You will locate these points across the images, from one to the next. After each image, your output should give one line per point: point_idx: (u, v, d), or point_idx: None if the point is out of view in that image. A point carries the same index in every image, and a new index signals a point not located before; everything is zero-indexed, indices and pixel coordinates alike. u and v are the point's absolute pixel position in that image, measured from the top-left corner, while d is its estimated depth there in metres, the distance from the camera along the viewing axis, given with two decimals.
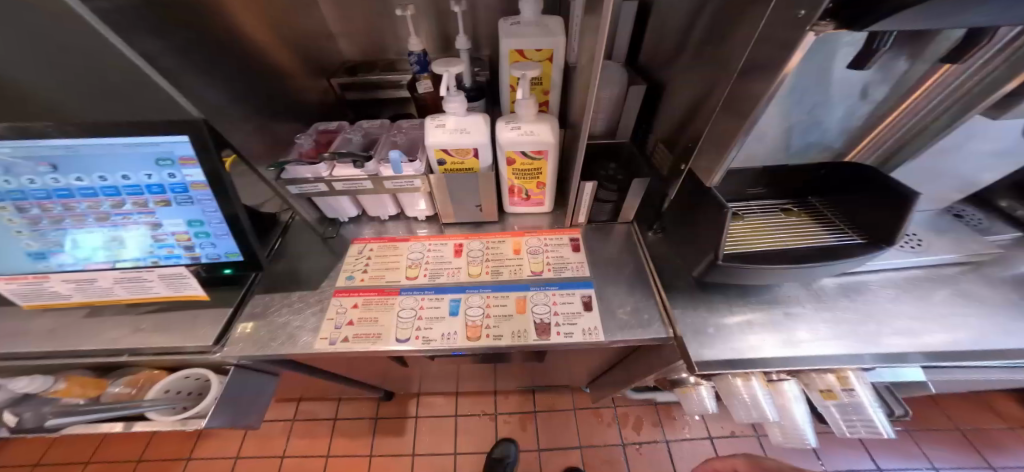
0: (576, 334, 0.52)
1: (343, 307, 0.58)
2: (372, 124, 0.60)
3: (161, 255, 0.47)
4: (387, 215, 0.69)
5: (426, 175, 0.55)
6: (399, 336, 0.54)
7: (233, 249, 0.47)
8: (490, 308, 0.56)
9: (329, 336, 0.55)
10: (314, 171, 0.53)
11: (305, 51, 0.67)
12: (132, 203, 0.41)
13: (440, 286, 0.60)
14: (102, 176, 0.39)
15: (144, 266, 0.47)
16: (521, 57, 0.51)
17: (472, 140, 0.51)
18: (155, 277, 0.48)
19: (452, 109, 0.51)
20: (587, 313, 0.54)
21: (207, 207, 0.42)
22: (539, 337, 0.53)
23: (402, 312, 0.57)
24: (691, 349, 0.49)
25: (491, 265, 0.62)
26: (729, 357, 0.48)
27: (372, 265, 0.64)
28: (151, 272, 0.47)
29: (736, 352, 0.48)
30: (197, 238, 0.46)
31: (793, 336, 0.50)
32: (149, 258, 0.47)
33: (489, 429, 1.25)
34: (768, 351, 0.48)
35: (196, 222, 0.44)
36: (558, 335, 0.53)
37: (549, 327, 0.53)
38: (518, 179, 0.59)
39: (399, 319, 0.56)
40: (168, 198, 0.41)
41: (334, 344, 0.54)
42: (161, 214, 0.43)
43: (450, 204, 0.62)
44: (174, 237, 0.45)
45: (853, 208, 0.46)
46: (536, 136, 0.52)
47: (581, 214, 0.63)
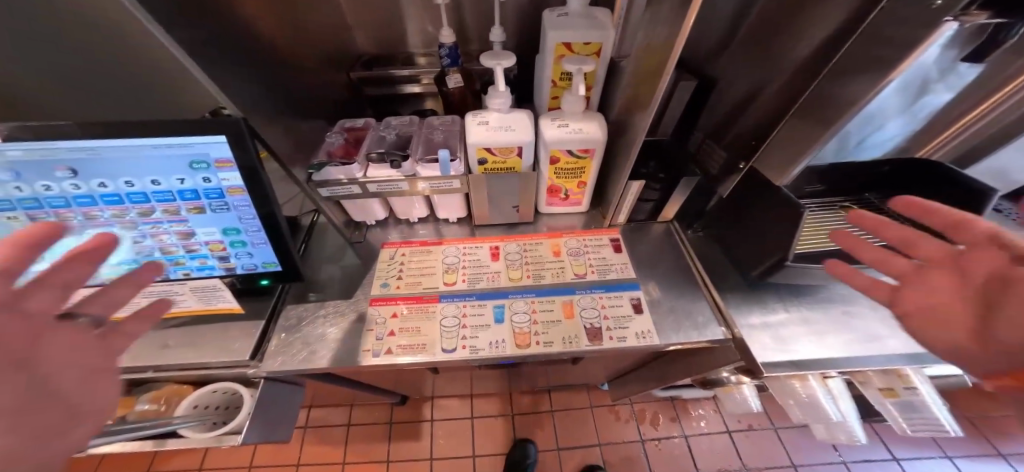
0: (629, 338, 0.50)
1: (382, 317, 0.55)
2: (401, 123, 0.57)
3: (193, 267, 0.43)
4: (416, 218, 0.66)
5: (466, 176, 0.52)
6: (444, 345, 0.51)
7: (270, 258, 0.44)
8: (537, 314, 0.53)
9: (371, 347, 0.52)
10: (348, 171, 0.49)
11: (324, 43, 0.62)
12: (162, 211, 0.36)
13: (482, 292, 0.57)
14: (128, 181, 0.34)
15: (174, 279, 0.44)
16: (568, 51, 0.49)
17: (519, 138, 0.49)
18: (187, 290, 0.45)
19: (496, 106, 0.49)
20: (639, 317, 0.52)
21: (244, 214, 0.38)
22: (591, 342, 0.50)
23: (445, 320, 0.54)
24: (754, 352, 0.47)
25: (532, 269, 0.58)
26: (793, 359, 0.47)
27: (405, 272, 0.60)
28: (183, 286, 0.44)
29: (799, 353, 0.47)
30: (232, 248, 0.42)
31: (855, 335, 0.49)
32: (178, 271, 0.43)
33: (507, 429, 1.24)
34: (830, 351, 0.47)
35: (232, 230, 0.40)
36: (611, 340, 0.50)
37: (601, 331, 0.51)
38: (560, 178, 0.57)
39: (443, 328, 0.53)
40: (202, 204, 0.36)
41: (377, 357, 0.51)
42: (194, 223, 0.38)
43: (488, 205, 0.59)
44: (207, 247, 0.41)
45: (917, 206, 0.46)
46: (584, 134, 0.49)
47: (622, 214, 0.61)
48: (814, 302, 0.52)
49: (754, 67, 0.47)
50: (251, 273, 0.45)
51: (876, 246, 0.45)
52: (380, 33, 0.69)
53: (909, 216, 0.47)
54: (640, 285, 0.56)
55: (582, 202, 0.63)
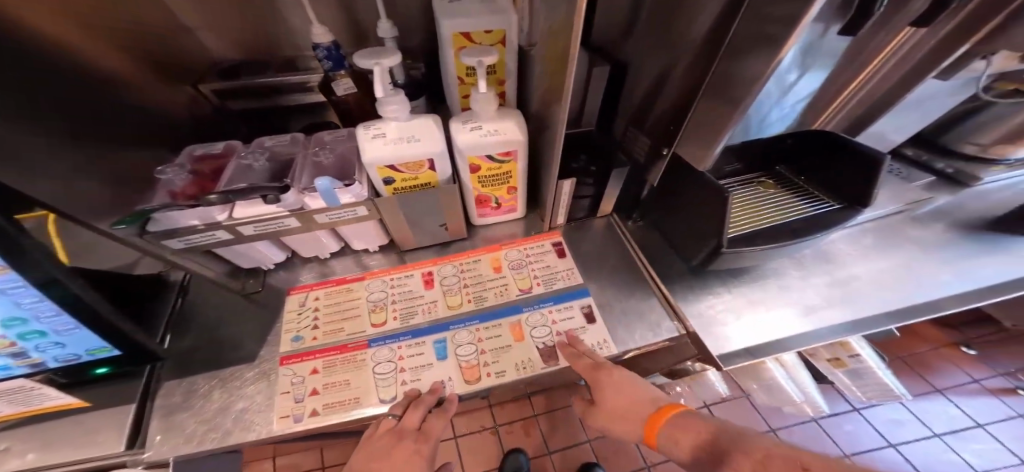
0: (585, 352, 0.47)
1: (299, 376, 0.46)
2: (279, 142, 0.46)
3: None
4: (328, 252, 0.56)
5: (372, 201, 0.44)
6: (382, 396, 0.44)
7: (95, 344, 0.35)
8: (483, 343, 0.48)
9: (290, 413, 0.43)
10: (204, 215, 0.39)
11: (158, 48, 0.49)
12: None
13: (417, 328, 0.50)
14: None
15: None
16: (468, 41, 0.42)
17: (424, 149, 0.41)
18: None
19: (391, 113, 0.40)
20: (592, 327, 0.48)
21: (23, 298, 0.27)
22: (546, 364, 0.46)
23: (378, 368, 0.46)
24: (708, 345, 0.46)
25: (472, 291, 0.53)
26: (744, 347, 0.46)
27: (321, 319, 0.51)
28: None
29: (750, 338, 0.47)
30: (27, 340, 0.31)
31: (795, 308, 0.49)
32: None
33: (493, 444, 1.17)
34: (777, 330, 0.48)
35: (17, 321, 0.29)
36: (566, 358, 0.46)
37: (555, 350, 0.47)
38: (486, 186, 0.51)
39: (377, 377, 0.46)
40: None
41: (299, 423, 0.42)
42: None
43: (409, 227, 0.51)
44: None
45: (824, 172, 0.48)
46: (501, 135, 0.43)
47: (560, 214, 0.57)
48: (752, 279, 0.52)
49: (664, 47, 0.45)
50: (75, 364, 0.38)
51: (798, 219, 0.45)
52: (247, 36, 0.56)
53: (819, 182, 0.50)
54: (591, 289, 0.52)
55: (517, 208, 0.57)
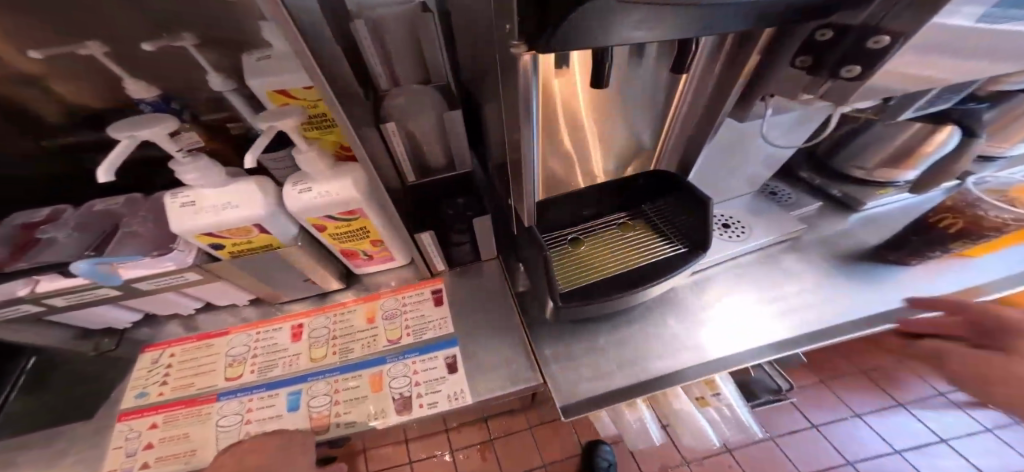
0: (441, 403, 0.45)
1: (134, 432, 0.43)
2: (111, 205, 0.45)
3: None
4: (196, 307, 0.52)
5: (202, 266, 0.42)
6: (218, 451, 0.42)
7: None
8: (339, 394, 0.46)
9: (119, 468, 0.41)
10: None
11: None
12: None
13: (272, 380, 0.47)
14: None
15: None
16: (287, 97, 0.41)
17: (244, 214, 0.39)
18: None
19: (195, 181, 0.38)
20: (452, 377, 0.47)
21: None
22: (399, 415, 0.44)
23: (222, 420, 0.44)
24: (557, 394, 0.44)
25: (340, 343, 0.51)
26: (600, 395, 0.44)
27: (172, 374, 0.48)
28: None
29: (607, 384, 0.45)
30: None
31: (659, 349, 0.48)
32: None
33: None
34: (641, 375, 0.45)
35: None
36: (422, 408, 0.44)
37: (411, 400, 0.45)
38: (345, 242, 0.49)
39: (218, 430, 0.43)
40: None
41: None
42: None
43: (267, 285, 0.49)
44: None
45: (675, 213, 0.48)
46: (333, 196, 0.42)
47: (436, 261, 0.56)
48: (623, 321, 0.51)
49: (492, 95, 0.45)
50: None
51: (641, 267, 0.45)
52: None
53: (673, 225, 0.49)
54: (461, 341, 0.50)
55: (393, 256, 0.55)
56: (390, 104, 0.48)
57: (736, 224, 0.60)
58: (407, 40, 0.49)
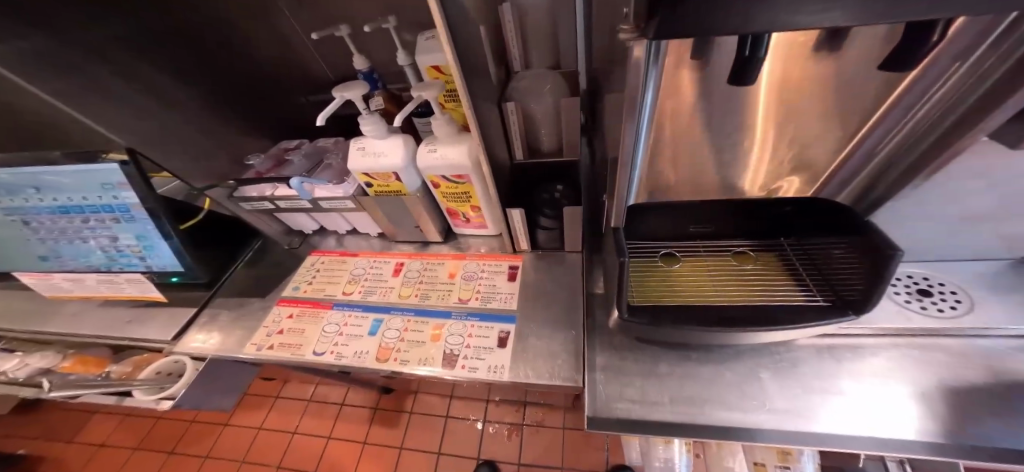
0: (480, 371, 0.48)
1: (279, 316, 0.58)
2: (326, 143, 0.63)
3: (121, 262, 0.50)
4: (345, 229, 0.69)
5: (356, 197, 0.56)
6: (316, 349, 0.53)
7: (173, 263, 0.51)
8: (407, 332, 0.54)
9: (258, 343, 0.55)
10: (259, 189, 0.56)
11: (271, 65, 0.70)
12: (93, 219, 0.46)
13: (370, 304, 0.58)
14: (70, 196, 0.44)
15: (112, 271, 0.51)
16: (438, 72, 0.49)
17: (392, 163, 0.50)
18: (124, 281, 0.51)
19: (371, 131, 0.51)
20: (498, 350, 0.50)
21: (147, 224, 0.46)
22: (443, 367, 0.50)
23: (328, 326, 0.56)
24: (587, 399, 0.42)
25: (422, 288, 0.59)
26: (636, 419, 0.40)
27: (315, 278, 0.63)
28: (119, 276, 0.51)
29: (648, 412, 0.40)
30: (147, 251, 0.49)
31: (732, 405, 0.39)
32: (113, 264, 0.50)
33: (475, 436, 1.26)
34: (696, 420, 0.39)
35: (144, 237, 0.47)
36: (462, 369, 0.49)
37: (456, 359, 0.50)
38: (452, 201, 0.57)
39: (323, 333, 0.55)
40: (118, 215, 0.45)
41: (259, 352, 0.54)
42: (117, 229, 0.47)
43: (391, 224, 0.61)
44: (129, 249, 0.49)
45: (830, 256, 0.36)
46: (451, 160, 0.49)
47: (521, 240, 0.59)
48: (698, 365, 0.43)
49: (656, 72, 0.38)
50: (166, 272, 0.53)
51: (753, 308, 0.36)
52: None
53: (822, 270, 0.37)
54: (522, 320, 0.53)
55: (486, 224, 0.61)
56: (515, 86, 0.52)
57: (945, 296, 0.42)
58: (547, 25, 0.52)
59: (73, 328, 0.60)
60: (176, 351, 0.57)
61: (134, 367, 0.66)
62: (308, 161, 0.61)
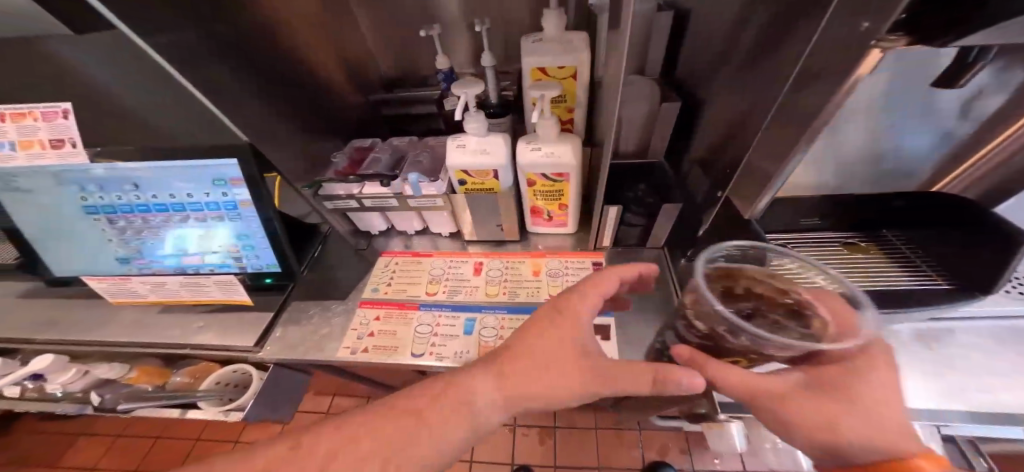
0: None
1: (366, 318, 0.57)
2: (401, 142, 0.63)
3: (214, 263, 0.48)
4: (414, 230, 0.68)
5: (448, 195, 0.56)
6: (414, 350, 0.53)
7: (271, 261, 0.48)
8: (504, 330, 0.54)
9: (351, 345, 0.54)
10: (346, 188, 0.55)
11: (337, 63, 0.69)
12: (194, 218, 0.44)
13: (458, 303, 0.58)
14: (171, 193, 0.42)
15: (201, 273, 0.48)
16: (543, 74, 0.50)
17: (495, 161, 0.50)
18: (211, 283, 0.49)
19: (472, 130, 0.50)
20: (603, 344, 0.51)
21: (252, 222, 0.45)
22: None
23: (420, 327, 0.56)
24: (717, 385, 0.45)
25: (509, 286, 0.60)
26: None
27: (394, 280, 0.62)
28: (207, 278, 0.48)
29: None
30: (244, 250, 0.47)
31: None
32: (204, 265, 0.48)
33: (507, 439, 1.24)
34: None
35: (244, 235, 0.46)
36: None
37: None
38: (541, 200, 0.58)
39: (416, 333, 0.55)
40: (223, 213, 0.44)
41: (355, 355, 0.53)
42: (217, 228, 0.45)
43: (473, 223, 0.61)
44: (226, 248, 0.47)
45: (941, 246, 0.41)
46: (557, 158, 0.49)
47: (605, 238, 0.60)
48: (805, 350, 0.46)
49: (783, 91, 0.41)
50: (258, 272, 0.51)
51: (877, 294, 0.40)
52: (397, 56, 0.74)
53: (933, 259, 0.42)
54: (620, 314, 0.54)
55: (567, 223, 0.62)
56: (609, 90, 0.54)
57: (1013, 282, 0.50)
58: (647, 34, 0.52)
59: (135, 338, 0.55)
60: (259, 357, 0.54)
61: (195, 379, 0.62)
62: (391, 159, 0.60)
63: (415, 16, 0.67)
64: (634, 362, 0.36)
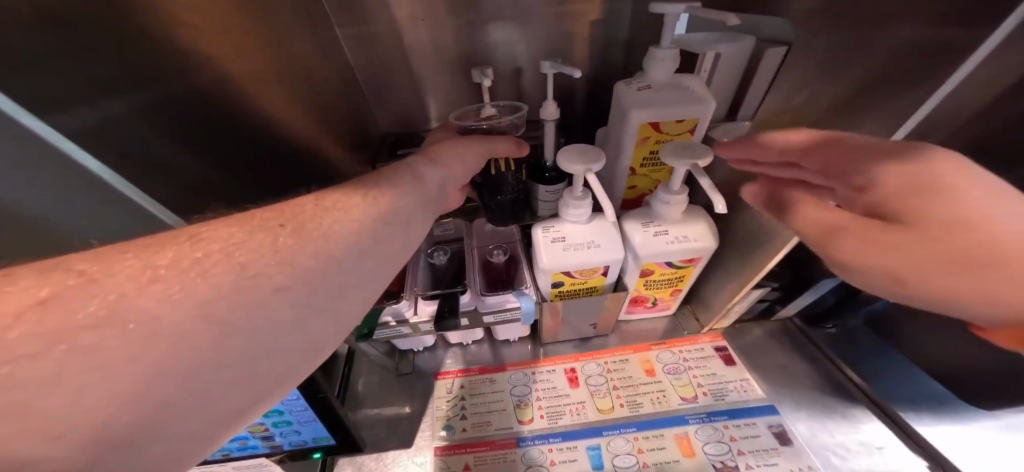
0: None
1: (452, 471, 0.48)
2: (446, 231, 0.48)
3: (234, 447, 0.43)
4: (471, 339, 0.59)
5: (540, 306, 0.42)
6: None
7: (319, 433, 0.44)
8: (645, 456, 0.47)
9: None
10: (396, 312, 0.39)
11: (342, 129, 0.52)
12: None
13: (568, 430, 0.50)
14: None
15: (213, 459, 0.43)
16: (655, 131, 0.36)
17: (605, 255, 0.37)
18: (229, 467, 0.45)
19: (572, 216, 0.38)
20: (786, 449, 0.46)
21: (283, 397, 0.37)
22: None
23: None
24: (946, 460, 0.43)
25: (624, 395, 0.52)
26: (967, 454, 0.45)
27: (468, 409, 0.53)
28: (224, 465, 0.44)
29: (975, 445, 0.45)
30: (276, 427, 0.42)
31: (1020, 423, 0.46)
32: (219, 451, 0.43)
33: None
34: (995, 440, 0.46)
35: (275, 413, 0.40)
36: None
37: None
38: (649, 289, 0.44)
39: None
40: None
41: None
42: None
43: (563, 326, 0.49)
44: (247, 429, 0.41)
45: None
46: (692, 243, 0.37)
47: (730, 317, 0.49)
48: (936, 414, 0.47)
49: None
50: (301, 447, 0.45)
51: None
52: (405, 114, 0.57)
53: None
54: (780, 408, 0.50)
55: (670, 306, 0.50)
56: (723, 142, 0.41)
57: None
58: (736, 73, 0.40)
59: None
60: None
61: None
62: (450, 259, 0.45)
63: (426, 58, 0.51)
64: (485, 147, 0.38)
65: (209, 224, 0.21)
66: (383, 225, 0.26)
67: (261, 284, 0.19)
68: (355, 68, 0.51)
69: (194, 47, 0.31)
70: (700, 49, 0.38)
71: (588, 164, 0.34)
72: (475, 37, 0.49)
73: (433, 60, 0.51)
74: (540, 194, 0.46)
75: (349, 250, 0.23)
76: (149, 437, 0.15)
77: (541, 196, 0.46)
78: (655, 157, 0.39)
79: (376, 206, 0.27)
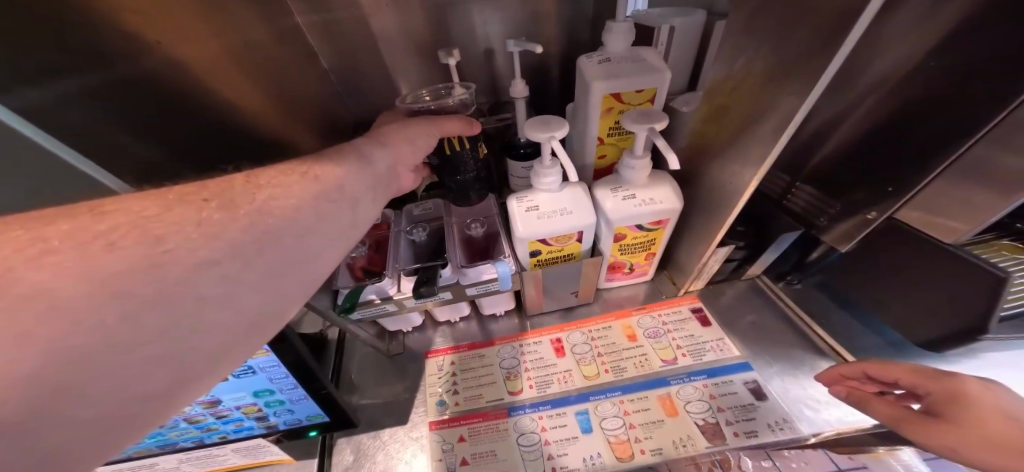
0: (761, 432, 0.46)
1: (447, 443, 0.49)
2: (427, 211, 0.50)
3: (229, 430, 0.44)
4: (458, 316, 0.61)
5: (519, 274, 0.44)
6: None
7: (313, 411, 0.45)
8: (630, 417, 0.49)
9: None
10: (380, 287, 0.41)
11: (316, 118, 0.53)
12: None
13: (556, 398, 0.52)
14: None
15: (211, 443, 0.45)
16: (616, 101, 0.38)
17: (577, 221, 0.39)
18: (228, 450, 0.46)
19: (544, 186, 0.40)
20: (762, 404, 0.48)
21: (272, 373, 0.38)
22: (710, 442, 0.46)
23: (522, 439, 0.48)
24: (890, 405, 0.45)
25: (608, 361, 0.54)
26: None
27: (459, 384, 0.55)
28: (223, 448, 0.45)
29: None
30: (268, 407, 0.43)
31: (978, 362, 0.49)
32: (215, 435, 0.44)
33: None
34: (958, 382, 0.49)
35: (265, 392, 0.41)
36: (737, 437, 0.46)
37: (721, 427, 0.47)
38: (624, 254, 0.46)
39: (521, 449, 0.47)
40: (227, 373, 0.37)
41: None
42: (221, 393, 0.39)
43: (546, 296, 0.51)
44: (240, 410, 0.42)
45: None
46: (658, 205, 0.40)
47: (703, 278, 0.52)
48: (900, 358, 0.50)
49: (965, 101, 0.30)
50: (297, 426, 0.47)
51: (985, 281, 0.34)
52: (378, 101, 0.59)
53: None
54: (754, 364, 0.52)
55: (646, 272, 0.52)
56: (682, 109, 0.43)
57: None
58: (692, 43, 0.42)
59: None
60: None
61: None
62: (431, 237, 0.47)
63: (393, 45, 0.52)
64: (442, 126, 0.40)
65: (165, 199, 0.22)
66: (325, 202, 0.28)
67: (186, 255, 0.20)
68: (319, 53, 0.53)
69: (145, 35, 0.33)
70: (656, 22, 0.41)
71: (552, 131, 0.36)
72: (439, 22, 0.51)
73: (401, 46, 0.53)
74: (515, 170, 0.48)
75: (285, 224, 0.25)
76: (55, 412, 0.16)
77: (517, 171, 0.48)
78: (619, 126, 0.41)
79: (317, 183, 0.28)
